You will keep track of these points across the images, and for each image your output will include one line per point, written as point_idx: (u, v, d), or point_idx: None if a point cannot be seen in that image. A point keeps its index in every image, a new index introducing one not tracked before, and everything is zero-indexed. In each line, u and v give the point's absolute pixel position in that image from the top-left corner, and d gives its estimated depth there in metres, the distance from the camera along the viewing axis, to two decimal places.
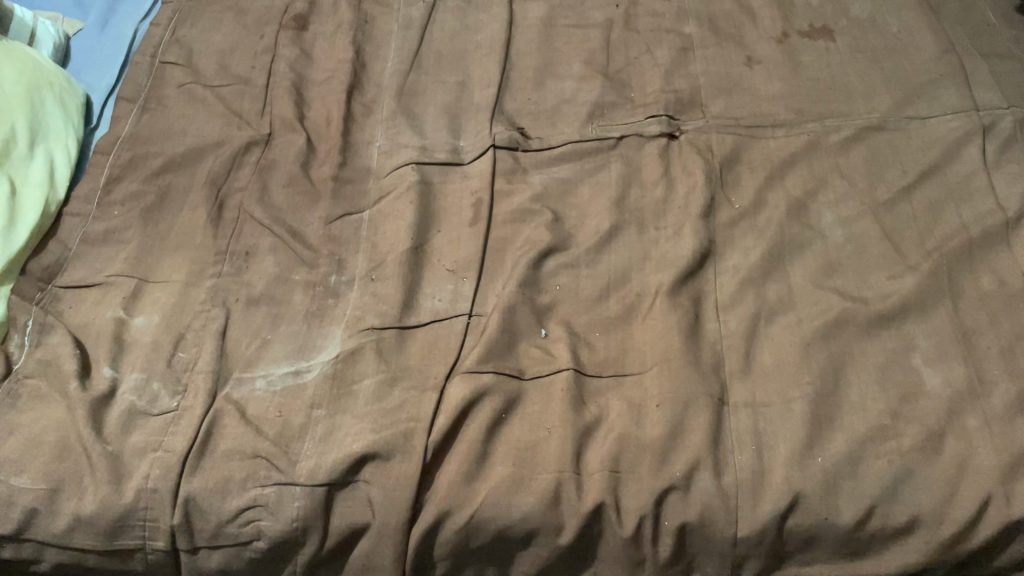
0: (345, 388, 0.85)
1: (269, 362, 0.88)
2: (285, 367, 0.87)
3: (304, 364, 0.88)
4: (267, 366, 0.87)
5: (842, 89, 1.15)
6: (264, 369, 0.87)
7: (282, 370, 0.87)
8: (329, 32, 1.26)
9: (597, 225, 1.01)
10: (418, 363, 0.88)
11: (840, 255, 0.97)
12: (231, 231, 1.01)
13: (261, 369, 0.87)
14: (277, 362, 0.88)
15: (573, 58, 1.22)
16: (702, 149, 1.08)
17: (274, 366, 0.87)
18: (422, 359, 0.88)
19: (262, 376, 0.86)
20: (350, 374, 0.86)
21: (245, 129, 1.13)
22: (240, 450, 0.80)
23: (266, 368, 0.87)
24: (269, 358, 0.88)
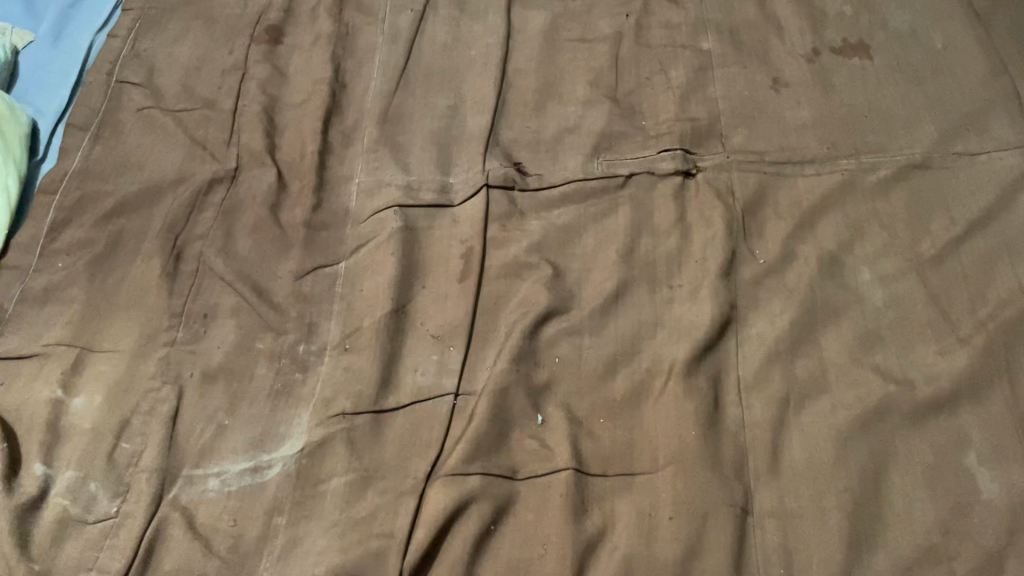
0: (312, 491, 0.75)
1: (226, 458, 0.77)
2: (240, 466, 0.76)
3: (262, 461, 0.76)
4: (222, 463, 0.76)
5: (880, 117, 1.02)
6: (219, 467, 0.76)
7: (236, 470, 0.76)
8: (306, 45, 1.13)
9: (603, 283, 0.89)
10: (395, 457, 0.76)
11: (880, 322, 0.85)
12: (188, 288, 0.90)
13: (216, 466, 0.76)
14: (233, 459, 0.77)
15: (578, 78, 1.08)
16: (722, 192, 0.96)
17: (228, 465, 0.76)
18: (400, 452, 0.77)
19: (216, 476, 0.75)
20: (319, 473, 0.76)
21: (209, 162, 1.01)
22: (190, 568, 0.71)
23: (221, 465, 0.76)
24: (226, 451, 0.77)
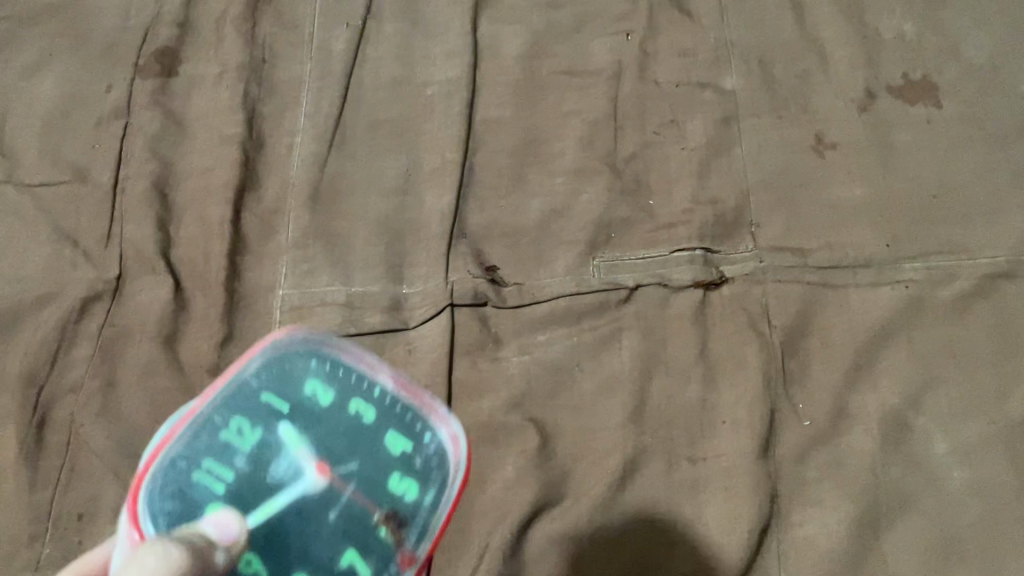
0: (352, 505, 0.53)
1: (192, 445, 0.54)
2: (230, 465, 0.53)
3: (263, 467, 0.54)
4: (173, 455, 0.54)
5: (954, 199, 0.79)
6: (164, 471, 0.53)
7: (213, 476, 0.53)
8: (209, 78, 0.86)
9: (603, 459, 0.69)
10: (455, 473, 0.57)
11: (961, 522, 0.66)
12: (56, 476, 0.68)
13: (157, 466, 0.53)
14: (225, 432, 0.55)
15: (567, 132, 0.84)
16: (755, 316, 0.74)
17: (201, 465, 0.53)
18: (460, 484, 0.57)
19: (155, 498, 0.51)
20: (348, 488, 0.54)
21: (82, 268, 0.76)
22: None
23: (180, 461, 0.53)
24: (188, 439, 0.55)
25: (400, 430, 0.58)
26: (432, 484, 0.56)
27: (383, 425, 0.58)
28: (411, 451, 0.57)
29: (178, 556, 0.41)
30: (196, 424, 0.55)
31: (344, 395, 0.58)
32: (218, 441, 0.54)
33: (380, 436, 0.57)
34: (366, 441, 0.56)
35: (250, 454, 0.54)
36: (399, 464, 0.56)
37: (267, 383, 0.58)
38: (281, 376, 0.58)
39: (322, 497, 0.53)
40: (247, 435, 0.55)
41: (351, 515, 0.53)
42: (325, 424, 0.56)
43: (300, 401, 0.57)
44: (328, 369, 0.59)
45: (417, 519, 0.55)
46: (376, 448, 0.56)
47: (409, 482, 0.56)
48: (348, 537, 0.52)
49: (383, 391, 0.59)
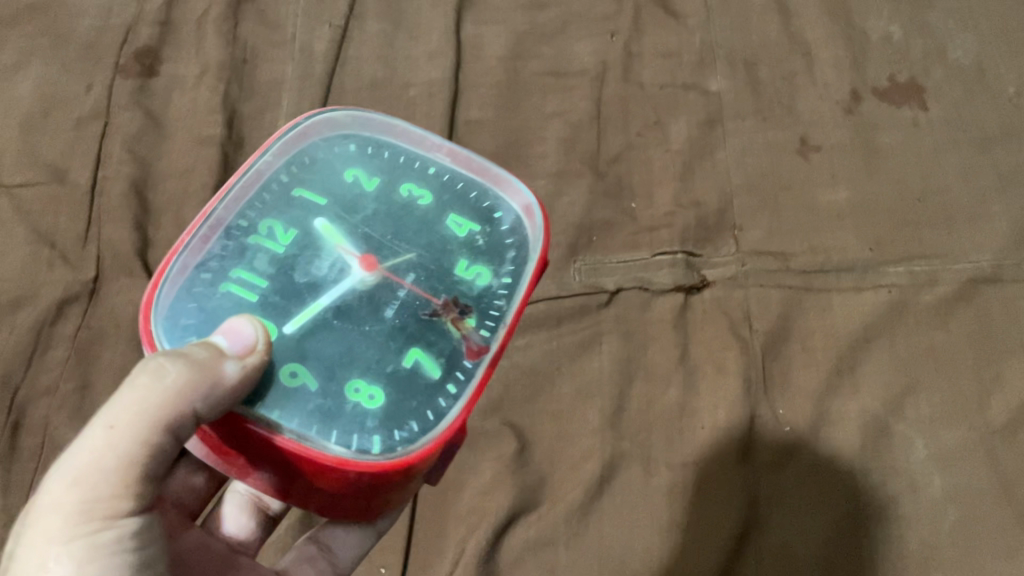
0: (413, 298, 0.50)
1: (217, 253, 0.50)
2: (258, 272, 0.50)
3: (308, 264, 0.50)
4: (193, 268, 0.50)
5: (938, 202, 0.78)
6: (186, 283, 0.49)
7: (245, 287, 0.49)
8: (190, 79, 0.85)
9: (581, 465, 0.68)
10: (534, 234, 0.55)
11: (941, 528, 0.65)
12: (30, 479, 0.67)
13: (178, 272, 0.49)
14: (256, 233, 0.51)
15: (549, 135, 0.83)
16: (736, 320, 0.74)
17: (229, 276, 0.50)
18: (540, 252, 0.54)
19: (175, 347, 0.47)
20: (408, 282, 0.51)
21: (58, 268, 0.75)
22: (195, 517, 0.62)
23: (205, 274, 0.50)
24: (217, 240, 0.51)
25: (460, 212, 0.55)
26: (506, 260, 0.53)
27: (439, 208, 0.55)
28: (478, 231, 0.54)
29: (174, 374, 0.42)
30: (224, 228, 0.51)
31: (391, 180, 0.56)
32: (253, 244, 0.51)
33: (439, 220, 0.54)
34: (428, 227, 0.54)
35: (286, 255, 0.51)
36: (462, 244, 0.54)
37: (298, 173, 0.54)
38: (312, 163, 0.55)
39: (371, 296, 0.50)
40: (283, 236, 0.51)
41: (409, 309, 0.50)
42: (375, 210, 0.54)
43: (340, 188, 0.54)
44: (368, 151, 0.57)
45: (491, 298, 0.52)
46: (438, 231, 0.54)
47: (477, 265, 0.53)
48: (409, 332, 0.49)
49: (439, 169, 0.57)
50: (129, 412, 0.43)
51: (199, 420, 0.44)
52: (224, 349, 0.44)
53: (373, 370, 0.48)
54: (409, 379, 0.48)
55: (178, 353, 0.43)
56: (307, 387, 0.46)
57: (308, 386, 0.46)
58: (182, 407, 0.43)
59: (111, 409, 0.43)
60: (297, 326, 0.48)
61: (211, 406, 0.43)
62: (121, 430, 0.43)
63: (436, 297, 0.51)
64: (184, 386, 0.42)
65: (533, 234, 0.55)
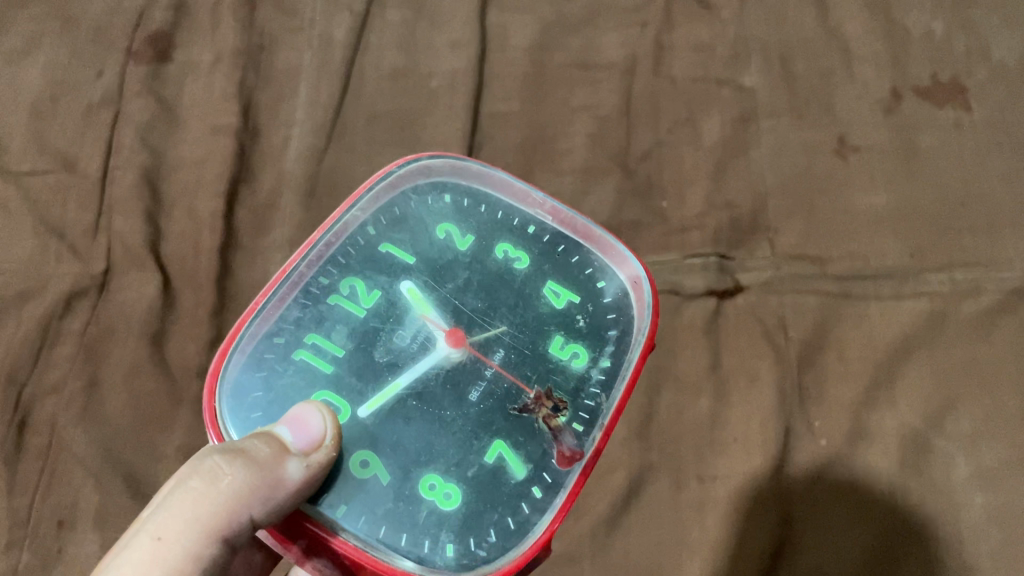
0: (500, 382, 0.54)
1: (297, 314, 0.55)
2: (335, 341, 0.55)
3: (390, 336, 0.55)
4: (265, 334, 0.55)
5: (980, 207, 0.75)
6: (256, 349, 0.54)
7: (319, 354, 0.54)
8: (204, 65, 0.82)
9: (608, 477, 0.66)
10: (636, 316, 0.59)
11: (981, 550, 0.62)
12: (36, 480, 0.65)
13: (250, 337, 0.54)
14: (338, 293, 0.56)
15: (575, 130, 0.81)
16: (771, 328, 0.71)
17: (304, 342, 0.54)
18: (645, 338, 0.58)
19: (237, 417, 0.52)
20: (497, 361, 0.55)
21: (67, 261, 0.73)
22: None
23: (279, 339, 0.54)
24: (295, 302, 0.56)
25: (557, 283, 0.60)
26: (605, 343, 0.58)
27: (536, 276, 0.59)
28: (575, 304, 0.59)
29: (237, 478, 0.44)
30: (304, 286, 0.56)
31: (484, 244, 0.60)
32: (334, 307, 0.56)
33: (535, 289, 0.59)
34: (525, 300, 0.58)
35: (367, 325, 0.55)
36: (557, 317, 0.58)
37: (387, 229, 0.60)
38: (403, 221, 0.60)
39: (453, 375, 0.54)
40: (366, 297, 0.56)
41: (494, 395, 0.54)
42: (468, 277, 0.59)
43: (430, 250, 0.59)
44: (463, 209, 0.62)
45: (586, 389, 0.56)
46: (534, 306, 0.58)
47: (574, 345, 0.57)
48: (496, 424, 0.53)
49: (538, 229, 0.62)
50: (179, 520, 0.44)
51: (253, 526, 0.45)
52: (287, 444, 0.47)
53: (453, 470, 0.51)
54: (492, 478, 0.52)
55: (234, 453, 0.45)
56: (379, 480, 0.50)
57: (381, 478, 0.50)
58: (235, 513, 0.44)
59: (159, 520, 0.44)
60: (371, 409, 0.52)
61: (269, 509, 0.45)
62: (169, 542, 0.44)
63: (525, 386, 0.55)
64: (248, 489, 0.44)
65: (638, 317, 0.59)
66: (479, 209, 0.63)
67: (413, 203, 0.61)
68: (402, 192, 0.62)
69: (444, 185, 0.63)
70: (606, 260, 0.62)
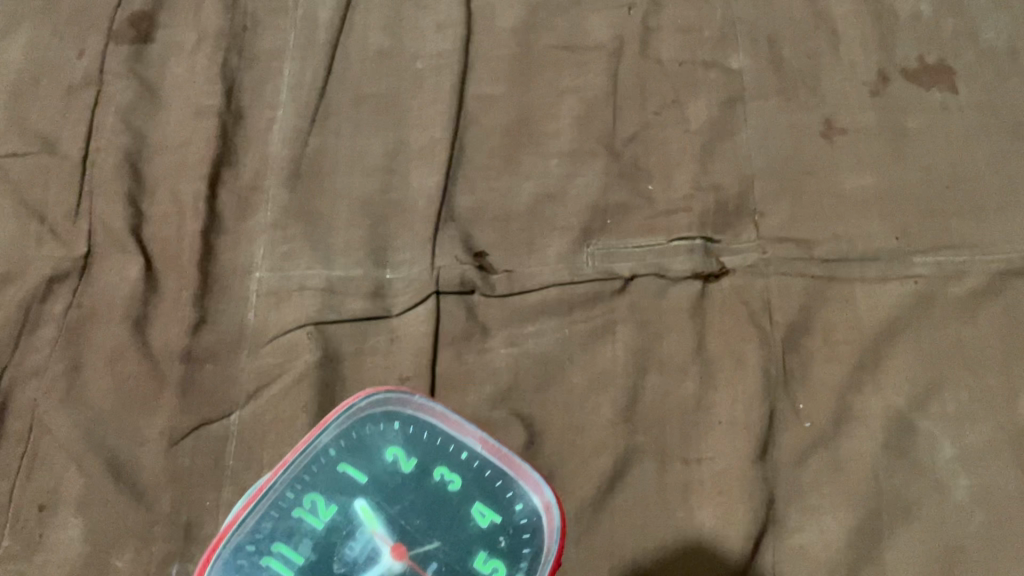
0: None
1: (261, 528, 0.53)
2: (299, 551, 0.52)
3: (342, 548, 0.52)
4: (239, 542, 0.53)
5: (966, 189, 0.75)
6: (230, 559, 0.52)
7: (282, 560, 0.52)
8: (186, 46, 0.82)
9: (593, 459, 0.66)
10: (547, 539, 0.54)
11: (964, 531, 0.63)
12: (18, 464, 0.65)
13: (229, 545, 0.52)
14: (301, 507, 0.54)
15: (562, 111, 0.80)
16: (757, 311, 0.71)
17: (271, 551, 0.52)
18: (556, 551, 0.53)
19: None
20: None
21: (49, 244, 0.72)
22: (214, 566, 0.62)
23: (248, 546, 0.53)
24: (261, 513, 0.54)
25: (487, 503, 0.54)
26: (520, 559, 0.53)
27: (468, 499, 0.54)
28: (499, 524, 0.54)
29: None
30: (271, 500, 0.54)
31: (427, 464, 0.56)
32: (297, 520, 0.53)
33: (465, 510, 0.54)
34: (458, 521, 0.53)
35: (326, 538, 0.52)
36: (486, 541, 0.53)
37: (345, 451, 0.56)
38: (361, 444, 0.56)
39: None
40: (324, 511, 0.53)
41: None
42: (411, 500, 0.54)
43: (383, 472, 0.55)
44: (414, 433, 0.57)
45: None
46: (465, 527, 0.53)
47: (495, 560, 0.52)
48: None
49: (471, 455, 0.56)
50: None
51: None
52: None
53: None
54: None
55: None
56: None
57: None
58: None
59: None
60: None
61: None
62: None
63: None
64: None
65: (551, 537, 0.54)
66: (423, 434, 0.57)
67: (368, 427, 0.57)
68: (360, 417, 0.57)
69: (395, 407, 0.58)
70: (529, 481, 0.55)
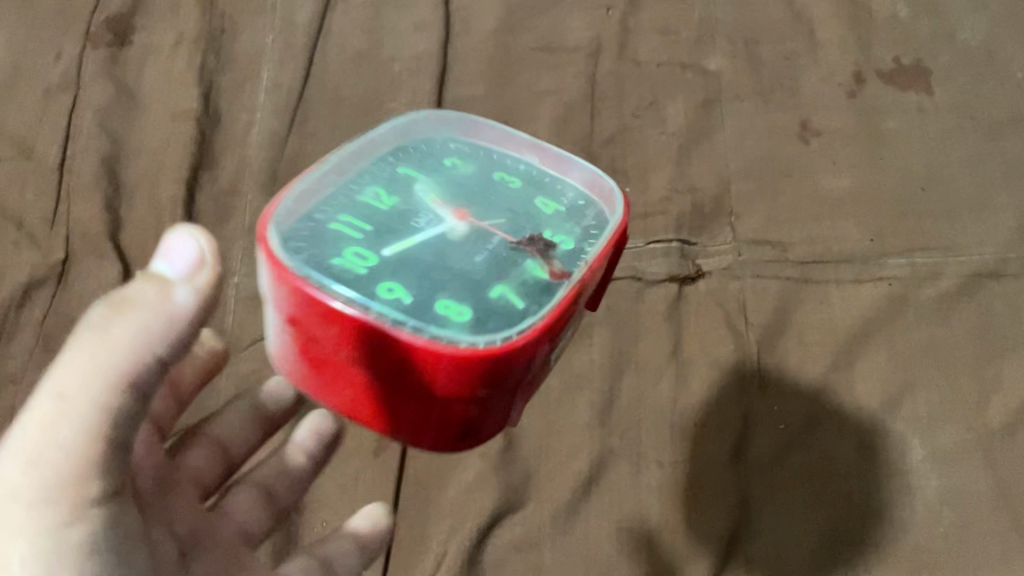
0: (507, 249, 0.46)
1: (329, 195, 0.47)
2: (361, 216, 0.47)
3: (411, 223, 0.47)
4: (310, 208, 0.46)
5: (941, 190, 0.75)
6: (297, 220, 0.45)
7: (348, 225, 0.46)
8: (164, 49, 0.82)
9: (570, 462, 0.67)
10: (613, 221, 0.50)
11: (935, 531, 0.63)
12: None
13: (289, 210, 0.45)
14: (362, 195, 0.48)
15: (541, 112, 0.80)
16: (732, 313, 0.71)
17: (337, 218, 0.47)
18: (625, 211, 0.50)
19: (287, 247, 0.43)
20: (503, 237, 0.47)
21: (26, 249, 0.72)
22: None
23: (321, 208, 0.47)
24: (331, 179, 0.48)
25: (547, 196, 0.52)
26: (584, 226, 0.50)
27: (528, 193, 0.52)
28: (562, 211, 0.51)
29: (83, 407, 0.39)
30: (342, 173, 0.49)
31: (488, 170, 0.53)
32: (358, 202, 0.48)
33: (528, 199, 0.51)
34: (525, 211, 0.50)
35: (390, 214, 0.48)
36: (552, 219, 0.50)
37: (405, 159, 0.52)
38: (422, 155, 0.53)
39: (465, 244, 0.46)
40: (387, 200, 0.49)
41: (498, 252, 0.46)
42: (473, 191, 0.51)
43: (442, 171, 0.52)
44: (469, 150, 0.54)
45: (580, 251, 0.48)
46: (534, 214, 0.50)
47: (560, 235, 0.49)
48: (502, 264, 0.45)
49: (528, 167, 0.54)
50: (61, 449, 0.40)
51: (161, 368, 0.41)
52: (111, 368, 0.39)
53: (467, 287, 0.44)
54: (501, 283, 0.44)
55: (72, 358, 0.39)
56: (398, 293, 0.42)
57: (404, 297, 0.42)
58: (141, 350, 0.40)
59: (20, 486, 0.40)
60: (395, 252, 0.45)
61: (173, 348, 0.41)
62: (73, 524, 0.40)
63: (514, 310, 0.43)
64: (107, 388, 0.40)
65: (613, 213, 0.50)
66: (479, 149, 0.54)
67: (422, 125, 0.54)
68: (412, 138, 0.53)
69: (444, 137, 0.54)
70: (573, 174, 0.54)
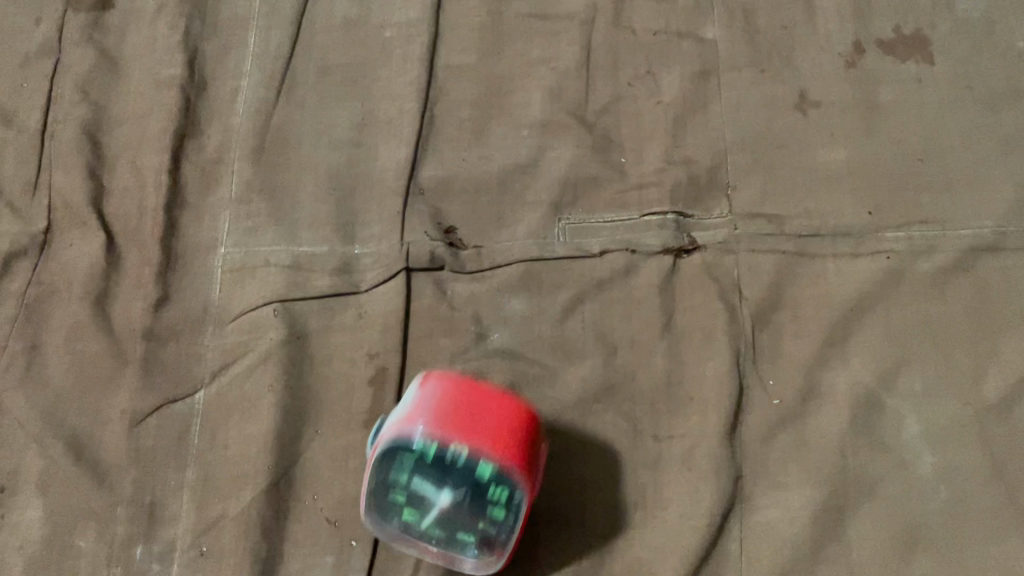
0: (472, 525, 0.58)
1: (383, 500, 0.59)
2: (417, 515, 0.59)
3: (423, 520, 0.59)
4: (376, 500, 0.59)
5: (939, 163, 0.74)
6: (375, 499, 0.59)
7: (412, 514, 0.59)
8: (146, 12, 0.80)
9: (562, 437, 0.66)
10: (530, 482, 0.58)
11: (929, 508, 0.63)
12: None
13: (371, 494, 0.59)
14: (401, 506, 0.59)
15: (533, 82, 0.78)
16: (727, 287, 0.70)
17: (397, 507, 0.59)
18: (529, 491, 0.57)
19: (386, 529, 0.60)
20: (471, 514, 0.58)
21: (5, 219, 0.71)
22: (176, 545, 0.62)
23: (386, 496, 0.59)
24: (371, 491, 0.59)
25: (492, 502, 0.58)
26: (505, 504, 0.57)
27: (477, 506, 0.58)
28: (501, 510, 0.58)
29: None
30: (376, 486, 0.59)
31: (448, 482, 0.57)
32: (403, 514, 0.59)
33: (482, 499, 0.57)
34: (478, 502, 0.57)
35: (429, 515, 0.58)
36: (497, 501, 0.58)
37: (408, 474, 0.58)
38: (416, 489, 0.58)
39: (458, 509, 0.58)
40: (402, 497, 0.59)
41: (460, 522, 0.58)
42: (456, 491, 0.57)
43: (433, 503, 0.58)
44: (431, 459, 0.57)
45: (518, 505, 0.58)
46: (484, 496, 0.57)
47: (496, 504, 0.58)
48: (467, 513, 0.58)
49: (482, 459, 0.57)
50: None
51: None
52: None
53: (470, 524, 0.58)
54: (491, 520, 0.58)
55: None
56: (455, 545, 0.59)
57: (441, 538, 0.59)
58: None
59: None
60: (433, 512, 0.58)
61: None
62: None
63: (490, 552, 0.59)
64: None
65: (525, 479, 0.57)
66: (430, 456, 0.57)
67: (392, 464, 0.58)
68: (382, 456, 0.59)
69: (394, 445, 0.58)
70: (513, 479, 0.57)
